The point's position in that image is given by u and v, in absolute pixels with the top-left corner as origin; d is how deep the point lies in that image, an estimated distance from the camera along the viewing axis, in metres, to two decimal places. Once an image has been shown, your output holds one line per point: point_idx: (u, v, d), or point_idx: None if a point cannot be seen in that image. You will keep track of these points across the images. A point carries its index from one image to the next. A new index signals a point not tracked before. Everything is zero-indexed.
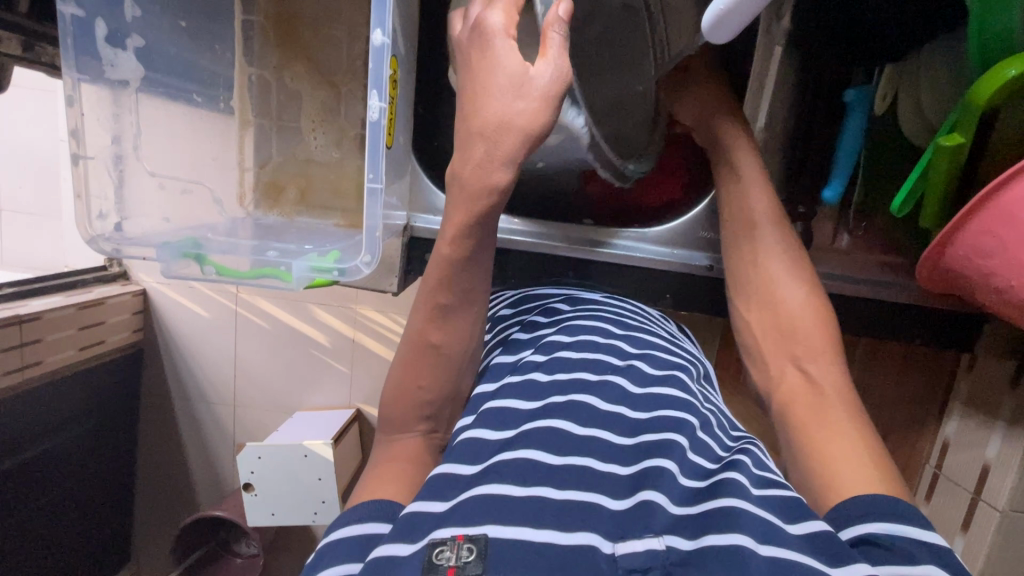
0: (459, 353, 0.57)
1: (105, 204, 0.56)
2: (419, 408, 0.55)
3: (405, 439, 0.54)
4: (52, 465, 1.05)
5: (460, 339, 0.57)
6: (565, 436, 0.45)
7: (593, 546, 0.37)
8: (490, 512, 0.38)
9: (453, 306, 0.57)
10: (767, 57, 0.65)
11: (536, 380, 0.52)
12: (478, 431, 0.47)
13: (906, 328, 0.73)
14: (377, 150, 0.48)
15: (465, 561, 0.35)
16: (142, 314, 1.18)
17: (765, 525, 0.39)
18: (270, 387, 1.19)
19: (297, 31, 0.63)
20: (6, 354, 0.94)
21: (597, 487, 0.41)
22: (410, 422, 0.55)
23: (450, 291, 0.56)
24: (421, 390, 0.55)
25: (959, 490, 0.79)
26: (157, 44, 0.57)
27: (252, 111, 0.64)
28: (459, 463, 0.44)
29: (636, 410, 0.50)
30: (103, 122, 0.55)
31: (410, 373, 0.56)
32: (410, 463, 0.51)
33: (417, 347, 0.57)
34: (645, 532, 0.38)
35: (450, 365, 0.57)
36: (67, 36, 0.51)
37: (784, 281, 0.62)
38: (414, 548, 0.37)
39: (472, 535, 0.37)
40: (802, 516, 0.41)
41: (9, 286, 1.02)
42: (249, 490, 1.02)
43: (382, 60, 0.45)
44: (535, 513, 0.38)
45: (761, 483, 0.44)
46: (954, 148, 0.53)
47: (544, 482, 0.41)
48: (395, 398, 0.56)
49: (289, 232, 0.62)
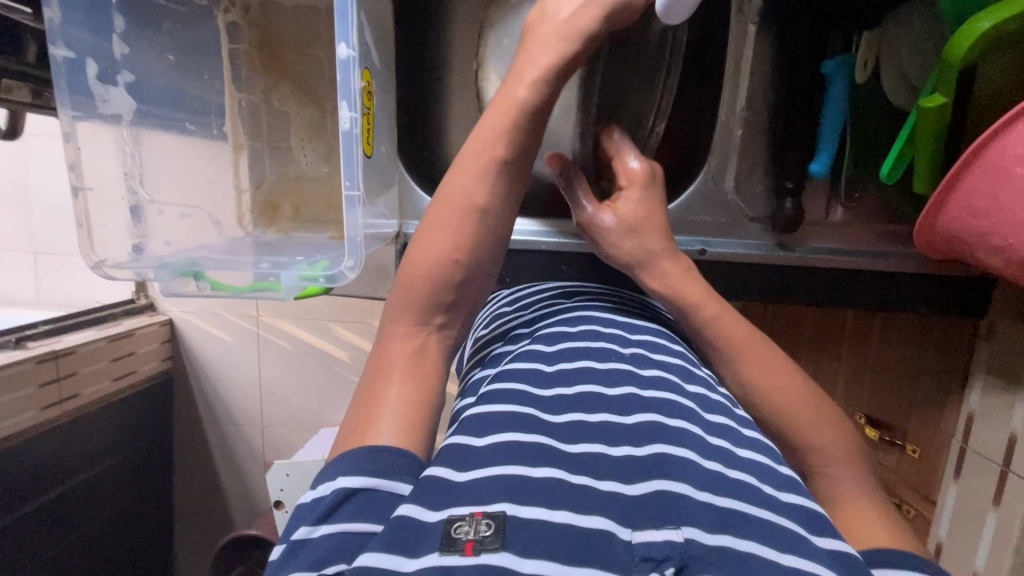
0: (498, 218, 0.58)
1: (110, 234, 0.59)
2: (442, 295, 0.54)
3: (409, 332, 0.52)
4: (91, 492, 1.09)
5: (499, 203, 0.58)
6: (579, 426, 0.45)
7: (609, 532, 0.36)
8: (505, 492, 0.38)
9: (507, 165, 0.57)
10: (743, 36, 0.66)
11: (540, 370, 0.52)
12: (485, 408, 0.47)
13: (917, 305, 0.70)
14: (352, 159, 0.49)
15: (484, 536, 0.36)
16: (169, 343, 1.23)
17: (785, 531, 0.39)
18: (294, 404, 1.22)
19: (280, 55, 0.66)
20: (45, 389, 0.99)
21: (610, 474, 0.41)
22: (428, 315, 0.54)
23: (507, 145, 0.57)
24: (456, 262, 0.55)
25: (987, 463, 0.75)
26: (146, 78, 0.61)
27: (245, 135, 0.67)
28: (470, 435, 0.44)
29: (644, 388, 0.50)
30: (96, 155, 0.57)
31: (449, 236, 0.55)
32: (415, 360, 0.50)
33: (459, 208, 0.56)
34: (665, 522, 0.37)
35: (489, 231, 0.57)
36: (60, 78, 0.53)
37: (810, 421, 0.55)
38: (437, 516, 0.37)
39: (491, 512, 0.37)
40: (823, 530, 0.41)
41: (43, 322, 1.06)
42: (279, 506, 1.04)
43: (351, 73, 0.47)
44: (550, 496, 0.38)
45: (782, 487, 0.43)
46: (938, 109, 0.52)
47: (552, 463, 0.41)
48: (414, 277, 0.54)
49: (286, 248, 0.66)
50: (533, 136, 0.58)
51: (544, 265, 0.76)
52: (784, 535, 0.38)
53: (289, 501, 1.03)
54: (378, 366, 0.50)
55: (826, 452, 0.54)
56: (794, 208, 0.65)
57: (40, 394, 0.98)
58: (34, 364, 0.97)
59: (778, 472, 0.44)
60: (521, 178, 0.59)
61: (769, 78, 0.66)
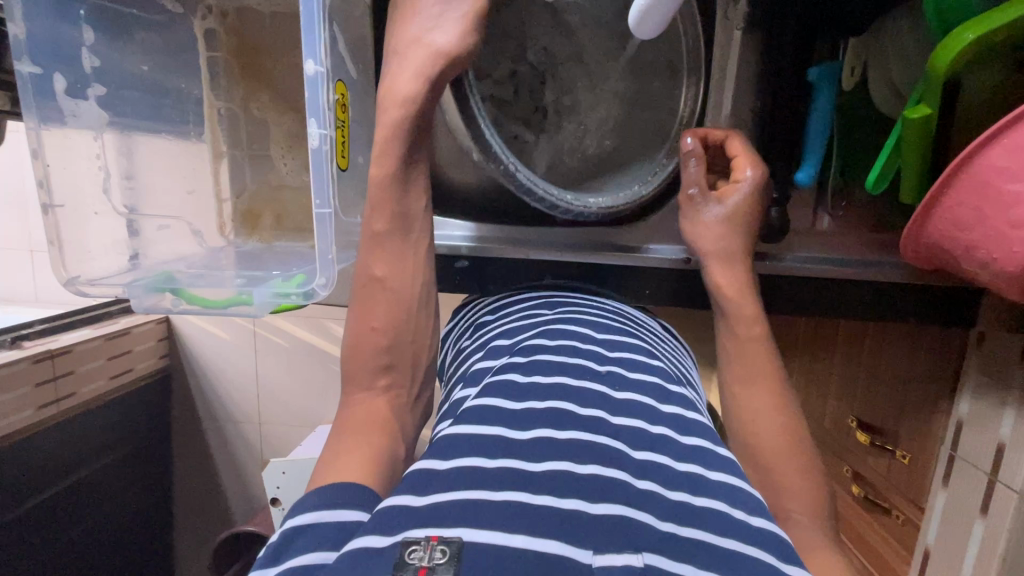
0: (411, 285, 0.60)
1: (83, 251, 0.58)
2: (377, 360, 0.57)
3: (364, 396, 0.55)
4: (90, 493, 1.10)
5: (405, 271, 0.60)
6: (549, 443, 0.45)
7: (568, 557, 0.36)
8: (465, 515, 0.39)
9: (392, 234, 0.59)
10: (728, 42, 0.65)
11: (514, 381, 0.51)
12: (464, 428, 0.47)
13: (912, 313, 0.69)
14: (323, 175, 0.48)
15: (436, 562, 0.35)
16: (167, 339, 1.24)
17: (752, 560, 0.39)
18: (289, 404, 1.22)
19: (260, 61, 0.65)
20: (43, 388, 0.99)
21: (577, 492, 0.41)
22: (370, 379, 0.56)
23: (384, 217, 0.59)
24: (376, 330, 0.58)
25: (974, 471, 0.75)
26: (120, 90, 0.60)
27: (224, 142, 0.66)
28: (435, 459, 0.45)
29: (615, 414, 0.49)
30: (66, 170, 0.56)
31: (366, 313, 0.58)
32: (370, 419, 0.53)
33: (366, 283, 0.59)
34: (626, 547, 0.38)
35: (398, 295, 0.59)
36: (26, 94, 0.53)
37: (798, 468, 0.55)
38: (391, 540, 0.38)
39: (446, 537, 0.37)
40: (792, 560, 0.41)
41: (39, 322, 1.06)
42: (276, 504, 1.05)
43: (318, 89, 0.46)
44: (510, 518, 0.38)
45: (752, 512, 0.43)
46: (924, 120, 0.51)
47: (517, 487, 0.41)
48: (354, 350, 0.57)
49: (267, 259, 0.65)
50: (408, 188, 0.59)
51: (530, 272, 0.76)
52: (751, 564, 0.39)
53: (284, 499, 1.03)
54: (335, 427, 0.52)
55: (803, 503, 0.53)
56: (778, 218, 0.66)
57: (36, 394, 0.98)
58: (30, 363, 0.97)
59: (748, 497, 0.45)
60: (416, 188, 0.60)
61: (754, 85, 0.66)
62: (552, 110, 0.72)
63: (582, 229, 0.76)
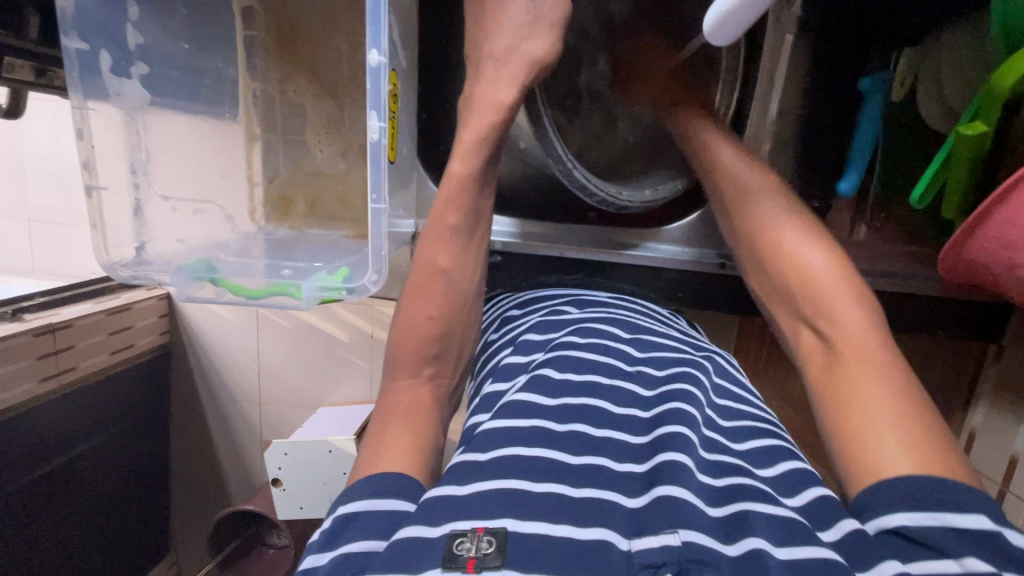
0: (465, 276, 0.59)
1: (122, 234, 0.56)
2: (425, 352, 0.55)
3: (408, 383, 0.53)
4: (95, 467, 1.02)
5: (467, 265, 0.59)
6: (585, 438, 0.43)
7: (607, 542, 0.35)
8: (509, 506, 0.37)
9: (461, 230, 0.59)
10: (779, 46, 0.64)
11: (548, 376, 0.49)
12: (504, 422, 0.44)
13: (919, 317, 0.71)
14: (378, 168, 0.48)
15: (485, 553, 0.34)
16: (168, 317, 1.15)
17: (782, 518, 0.38)
18: (294, 386, 1.13)
19: (296, 46, 0.66)
20: (42, 361, 0.90)
21: (611, 485, 0.40)
22: (415, 368, 0.54)
23: (458, 211, 0.58)
24: (431, 320, 0.56)
25: (986, 482, 0.73)
26: (160, 70, 0.59)
27: (259, 126, 0.68)
28: (475, 452, 0.42)
29: (648, 409, 0.48)
30: (111, 151, 0.55)
31: (423, 300, 0.57)
32: (413, 406, 0.50)
33: (427, 274, 0.57)
34: (663, 528, 0.36)
35: (457, 288, 0.58)
36: (73, 71, 0.50)
37: (836, 290, 0.51)
38: (437, 532, 0.36)
39: (492, 528, 0.35)
40: (832, 520, 0.38)
41: (40, 295, 0.97)
42: (277, 485, 0.97)
43: (380, 79, 0.46)
44: (549, 509, 0.37)
45: (793, 492, 0.42)
46: (977, 137, 0.51)
47: (558, 478, 0.39)
48: (402, 338, 0.55)
49: (300, 246, 0.65)
50: (483, 190, 0.60)
51: (558, 268, 0.76)
52: (786, 526, 0.37)
53: (286, 480, 0.96)
54: (377, 415, 0.50)
55: (844, 328, 0.49)
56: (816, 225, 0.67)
57: (37, 367, 0.89)
58: (30, 337, 0.88)
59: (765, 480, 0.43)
60: (487, 187, 0.61)
61: (803, 91, 0.64)
62: (586, 96, 0.78)
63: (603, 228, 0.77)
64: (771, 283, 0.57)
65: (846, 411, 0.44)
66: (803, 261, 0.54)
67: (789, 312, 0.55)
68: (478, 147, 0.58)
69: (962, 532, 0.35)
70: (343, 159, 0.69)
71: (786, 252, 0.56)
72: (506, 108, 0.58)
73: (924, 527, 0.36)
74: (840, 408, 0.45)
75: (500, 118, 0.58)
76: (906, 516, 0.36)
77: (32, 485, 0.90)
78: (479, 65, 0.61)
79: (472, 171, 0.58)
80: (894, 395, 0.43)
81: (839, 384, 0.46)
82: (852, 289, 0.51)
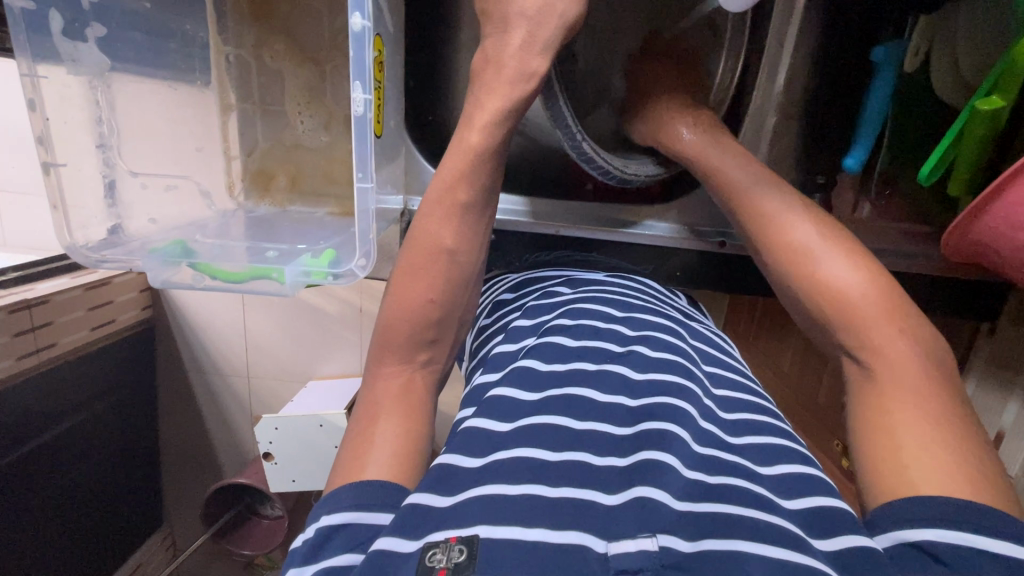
0: (470, 260, 0.56)
1: (87, 215, 0.53)
2: (421, 339, 0.52)
3: (396, 369, 0.51)
4: (78, 447, 0.99)
5: (472, 251, 0.56)
6: (563, 433, 0.41)
7: (583, 546, 0.33)
8: (484, 513, 0.35)
9: (473, 208, 0.56)
10: (789, 11, 0.64)
11: (534, 369, 0.48)
12: (482, 421, 0.43)
13: (916, 291, 0.70)
14: (364, 144, 0.46)
15: (456, 563, 0.33)
16: (150, 292, 1.11)
17: (786, 529, 0.36)
18: (281, 356, 1.11)
19: (273, 7, 0.62)
20: (17, 340, 0.85)
21: (590, 482, 0.38)
22: (411, 353, 0.52)
23: (468, 188, 0.55)
24: (432, 303, 0.53)
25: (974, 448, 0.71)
26: (120, 32, 0.54)
27: (234, 95, 0.64)
28: (458, 455, 0.41)
29: (636, 398, 0.46)
30: (67, 124, 0.50)
31: (422, 283, 0.53)
32: (405, 399, 0.49)
33: (429, 254, 0.54)
34: (640, 530, 0.34)
35: (461, 269, 0.55)
36: (18, 30, 0.46)
37: (882, 319, 0.46)
38: (417, 545, 0.35)
39: (465, 536, 0.34)
40: (835, 530, 0.37)
41: (11, 269, 0.91)
42: (268, 458, 0.96)
43: (364, 45, 0.43)
44: (527, 512, 0.35)
45: (790, 494, 0.40)
46: (993, 111, 0.49)
47: (536, 479, 0.38)
48: (388, 328, 0.52)
49: (283, 225, 0.62)
50: (496, 169, 0.57)
51: (553, 243, 0.74)
52: (780, 532, 0.36)
53: (277, 453, 0.94)
54: (359, 409, 0.48)
55: (881, 351, 0.45)
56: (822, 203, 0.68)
57: (10, 344, 0.85)
58: (6, 313, 0.84)
59: (772, 474, 0.42)
60: (501, 166, 0.58)
61: (811, 62, 0.65)
62: (580, 68, 0.76)
63: (600, 205, 0.74)
64: (795, 300, 0.53)
65: (879, 433, 0.42)
66: (832, 280, 0.49)
67: (828, 338, 0.50)
68: (497, 121, 0.56)
69: (989, 554, 0.33)
70: (329, 134, 0.66)
71: (814, 273, 0.50)
72: (512, 81, 0.56)
73: (955, 547, 0.34)
74: (877, 433, 0.42)
75: (506, 99, 0.56)
76: (929, 533, 0.35)
77: (18, 464, 0.88)
78: (504, 18, 0.57)
79: (490, 145, 0.56)
80: (930, 422, 0.40)
81: (874, 406, 0.43)
82: (895, 314, 0.46)
